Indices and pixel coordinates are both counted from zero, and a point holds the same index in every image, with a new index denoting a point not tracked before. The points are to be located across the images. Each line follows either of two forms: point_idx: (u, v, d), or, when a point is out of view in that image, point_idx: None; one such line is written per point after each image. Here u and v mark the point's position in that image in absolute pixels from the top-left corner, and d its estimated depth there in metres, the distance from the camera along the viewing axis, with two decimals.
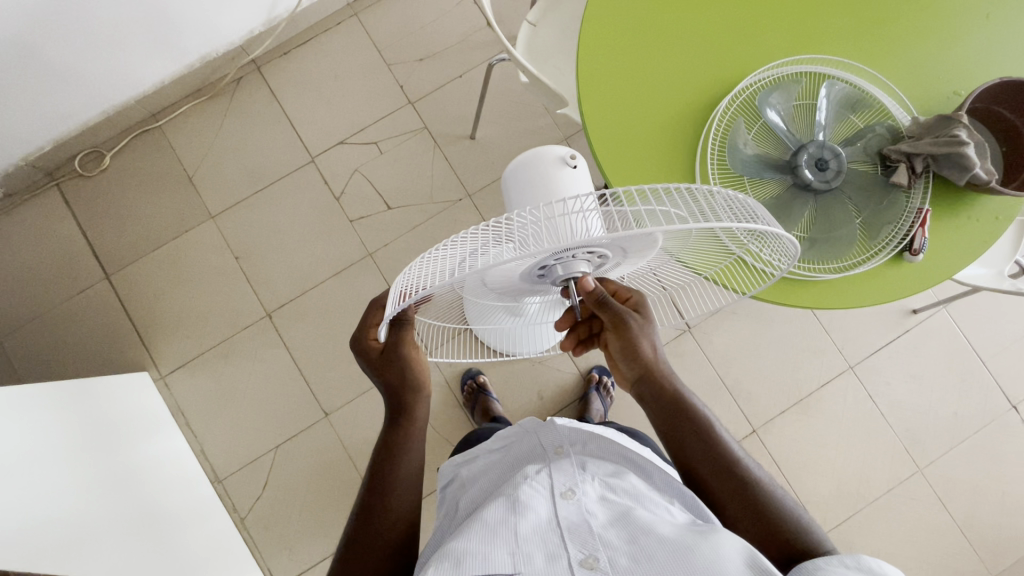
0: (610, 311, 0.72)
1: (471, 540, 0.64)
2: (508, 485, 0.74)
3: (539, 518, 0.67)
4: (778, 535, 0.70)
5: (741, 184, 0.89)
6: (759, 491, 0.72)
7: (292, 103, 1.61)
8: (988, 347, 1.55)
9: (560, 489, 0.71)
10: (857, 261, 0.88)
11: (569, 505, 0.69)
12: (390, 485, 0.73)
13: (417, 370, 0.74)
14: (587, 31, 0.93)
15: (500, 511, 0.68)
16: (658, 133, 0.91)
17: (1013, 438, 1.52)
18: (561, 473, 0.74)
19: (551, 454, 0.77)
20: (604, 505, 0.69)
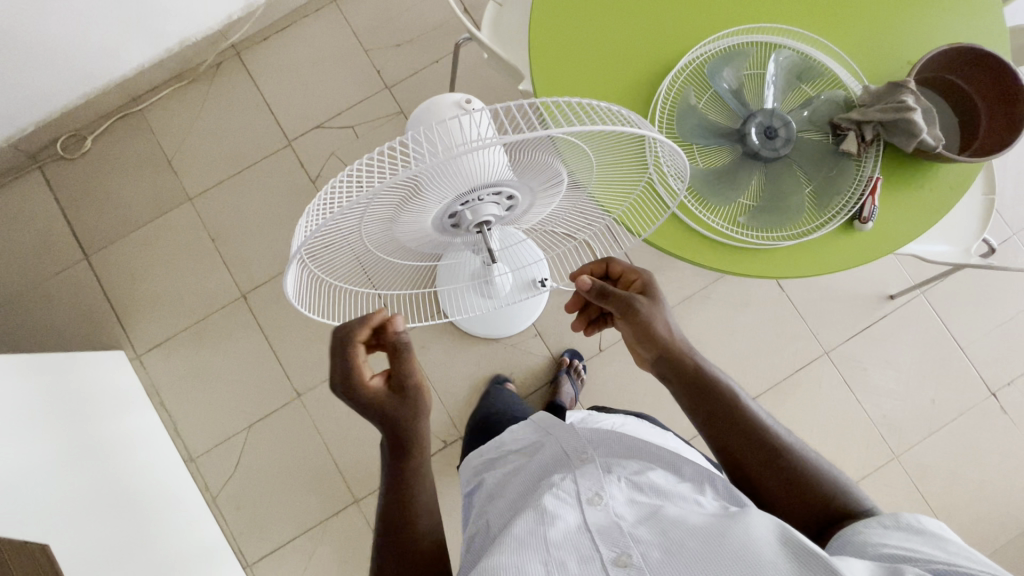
0: (614, 301, 0.79)
1: (501, 553, 0.61)
2: (533, 495, 0.72)
3: (567, 524, 0.65)
4: (816, 502, 0.69)
5: (692, 153, 0.89)
6: (793, 459, 0.71)
7: (271, 87, 1.63)
8: (966, 333, 1.53)
9: (586, 495, 0.69)
10: (810, 229, 0.88)
11: (597, 510, 0.67)
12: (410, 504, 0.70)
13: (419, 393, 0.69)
14: (538, 2, 0.93)
15: (528, 519, 0.67)
16: (608, 102, 0.91)
17: (992, 426, 1.50)
18: (586, 478, 0.72)
19: (575, 461, 0.75)
20: (632, 508, 0.68)
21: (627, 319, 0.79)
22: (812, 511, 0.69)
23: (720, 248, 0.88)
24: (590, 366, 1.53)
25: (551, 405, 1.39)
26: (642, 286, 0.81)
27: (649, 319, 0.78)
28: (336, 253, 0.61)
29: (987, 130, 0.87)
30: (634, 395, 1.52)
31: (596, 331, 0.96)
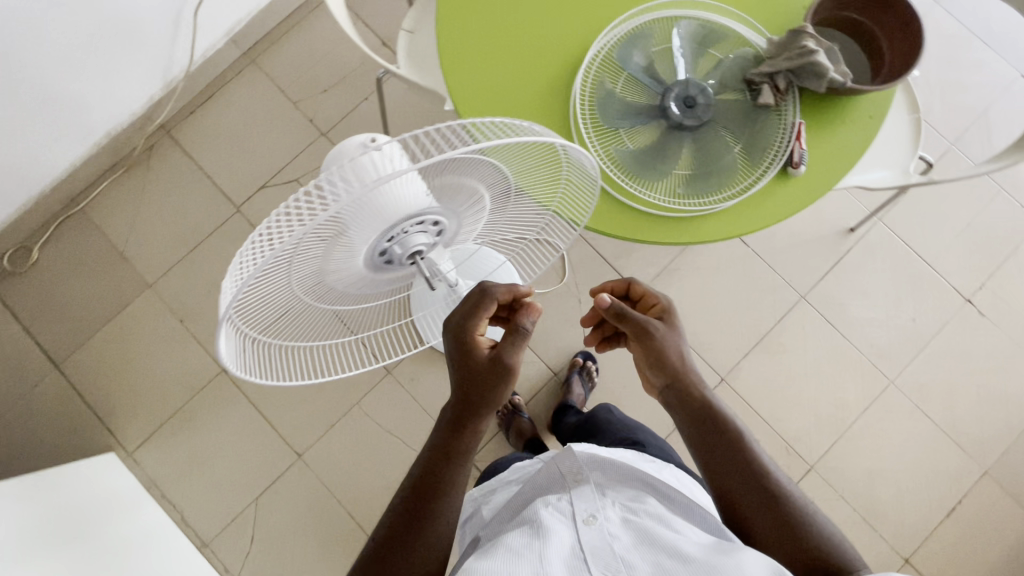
0: (629, 322, 0.80)
1: (495, 565, 0.66)
2: (527, 511, 0.77)
3: (563, 543, 0.70)
4: (811, 555, 0.69)
5: (620, 137, 0.91)
6: (791, 507, 0.71)
7: (208, 158, 1.62)
8: (930, 248, 1.57)
9: (581, 516, 0.74)
10: (749, 184, 0.90)
11: (593, 531, 0.72)
12: (435, 503, 0.71)
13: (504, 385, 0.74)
14: (442, 22, 0.95)
15: (523, 536, 0.71)
16: (530, 105, 0.92)
17: (974, 332, 1.53)
18: (583, 499, 0.76)
19: (571, 481, 0.80)
20: (626, 529, 0.72)
21: (641, 342, 0.80)
22: (803, 561, 0.69)
23: (666, 222, 0.90)
24: (580, 362, 1.54)
25: (563, 407, 1.41)
26: (660, 311, 0.84)
27: (661, 343, 0.79)
28: (273, 308, 0.60)
29: (890, 55, 0.90)
30: (629, 381, 1.53)
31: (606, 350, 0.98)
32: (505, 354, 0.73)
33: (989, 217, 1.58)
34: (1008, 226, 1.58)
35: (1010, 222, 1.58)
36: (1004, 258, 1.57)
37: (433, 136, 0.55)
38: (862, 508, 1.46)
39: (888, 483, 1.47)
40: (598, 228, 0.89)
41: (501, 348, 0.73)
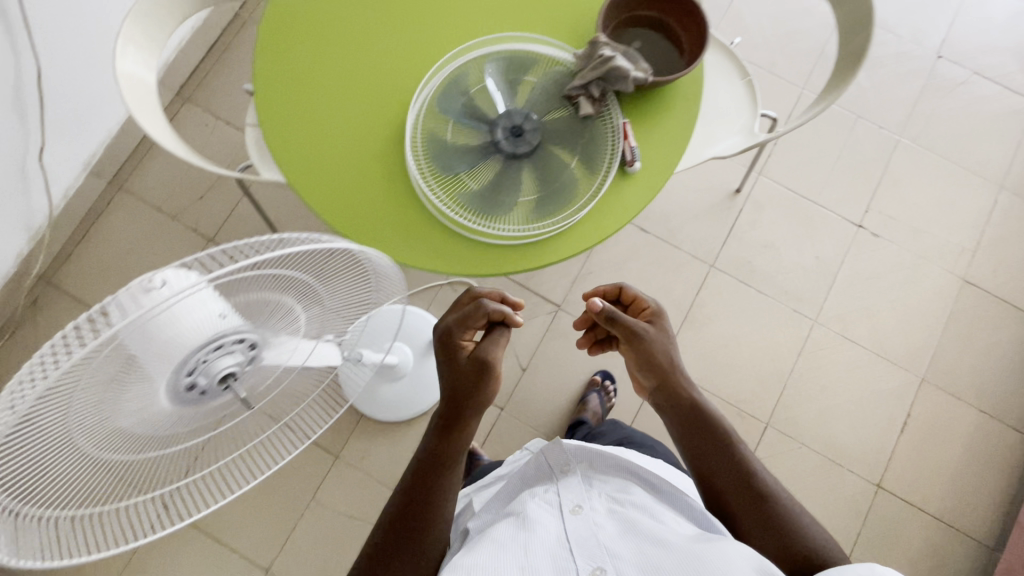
0: (619, 325, 0.86)
1: (483, 552, 0.70)
2: (517, 503, 0.82)
3: (550, 530, 0.75)
4: (798, 556, 0.71)
5: (464, 180, 0.92)
6: (776, 506, 0.74)
7: (98, 296, 1.57)
8: (812, 187, 1.65)
9: (568, 507, 0.79)
10: (595, 190, 0.92)
11: (578, 518, 0.76)
12: (428, 499, 0.76)
13: (489, 389, 0.82)
14: (263, 117, 0.95)
15: (512, 525, 0.76)
16: (369, 173, 0.93)
17: (874, 252, 1.61)
18: (569, 491, 0.81)
19: (558, 474, 0.85)
20: (610, 518, 0.77)
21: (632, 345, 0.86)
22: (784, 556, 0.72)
23: (528, 248, 0.92)
24: (522, 389, 1.53)
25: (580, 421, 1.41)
26: (650, 315, 0.90)
27: (648, 347, 0.85)
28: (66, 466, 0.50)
29: (688, 40, 0.95)
30: (574, 394, 1.53)
31: (596, 351, 1.04)
32: (488, 352, 0.82)
33: (856, 143, 1.68)
34: (875, 147, 1.67)
35: (876, 142, 1.68)
36: (881, 177, 1.66)
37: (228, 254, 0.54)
38: (824, 448, 1.50)
39: (840, 416, 1.52)
40: (465, 270, 0.91)
41: (483, 346, 0.83)
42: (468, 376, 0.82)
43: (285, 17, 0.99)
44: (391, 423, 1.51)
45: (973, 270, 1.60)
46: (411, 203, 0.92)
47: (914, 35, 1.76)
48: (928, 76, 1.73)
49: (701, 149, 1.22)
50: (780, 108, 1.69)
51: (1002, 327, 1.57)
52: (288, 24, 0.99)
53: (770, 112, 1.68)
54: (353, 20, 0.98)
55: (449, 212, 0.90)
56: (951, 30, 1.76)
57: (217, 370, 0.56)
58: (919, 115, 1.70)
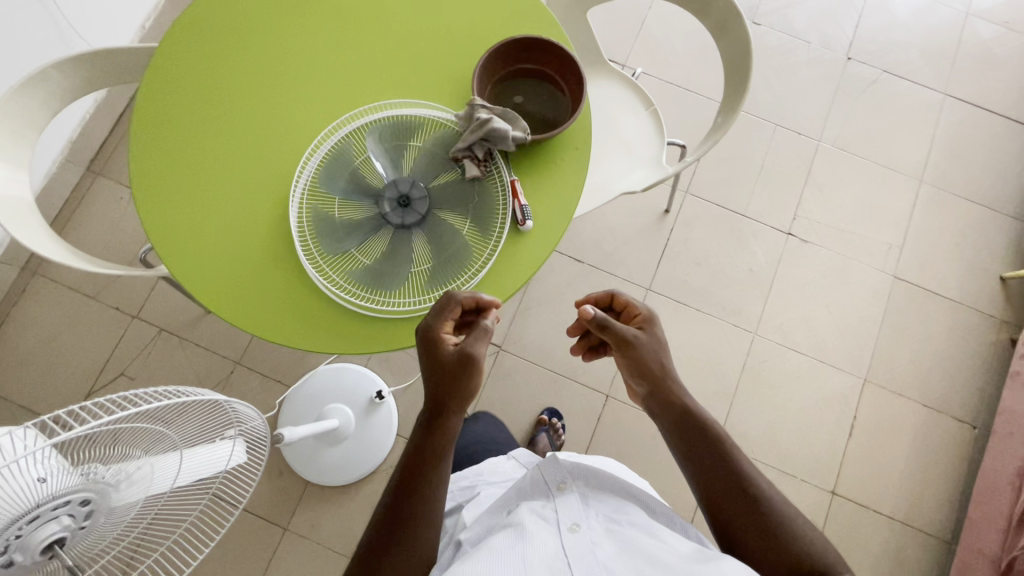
0: (610, 332, 0.82)
1: (479, 564, 0.69)
2: (513, 514, 0.80)
3: (548, 543, 0.73)
4: (792, 559, 0.68)
5: (355, 256, 0.89)
6: (769, 509, 0.72)
7: (20, 389, 1.49)
8: (739, 200, 1.66)
9: (566, 523, 0.77)
10: (491, 252, 0.91)
11: (576, 536, 0.75)
12: (421, 497, 0.75)
13: (472, 383, 0.78)
14: (143, 210, 0.91)
15: (510, 535, 0.75)
16: (259, 258, 0.90)
17: (805, 259, 1.62)
18: (567, 507, 0.81)
19: (555, 490, 0.85)
20: (607, 537, 0.76)
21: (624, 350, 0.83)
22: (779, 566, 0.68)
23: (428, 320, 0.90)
24: None
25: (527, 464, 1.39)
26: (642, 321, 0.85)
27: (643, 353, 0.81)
28: None
29: (569, 90, 0.94)
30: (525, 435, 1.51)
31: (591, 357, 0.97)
32: (470, 344, 0.77)
33: (778, 152, 1.70)
34: (796, 154, 1.69)
35: (797, 149, 1.70)
36: (805, 183, 1.67)
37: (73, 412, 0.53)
38: (777, 461, 1.50)
39: (788, 426, 1.52)
40: (365, 351, 0.88)
41: (467, 340, 0.78)
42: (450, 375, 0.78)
43: (159, 102, 0.95)
44: (340, 487, 1.46)
45: (903, 266, 1.62)
46: (302, 286, 0.89)
47: (822, 40, 1.79)
48: (840, 79, 1.76)
49: (611, 185, 1.20)
50: (700, 124, 1.70)
51: (936, 319, 1.59)
52: (162, 108, 0.95)
53: (691, 129, 1.69)
54: (231, 98, 0.95)
55: (341, 294, 0.87)
56: (857, 32, 1.80)
57: (37, 541, 0.52)
58: (835, 118, 1.73)
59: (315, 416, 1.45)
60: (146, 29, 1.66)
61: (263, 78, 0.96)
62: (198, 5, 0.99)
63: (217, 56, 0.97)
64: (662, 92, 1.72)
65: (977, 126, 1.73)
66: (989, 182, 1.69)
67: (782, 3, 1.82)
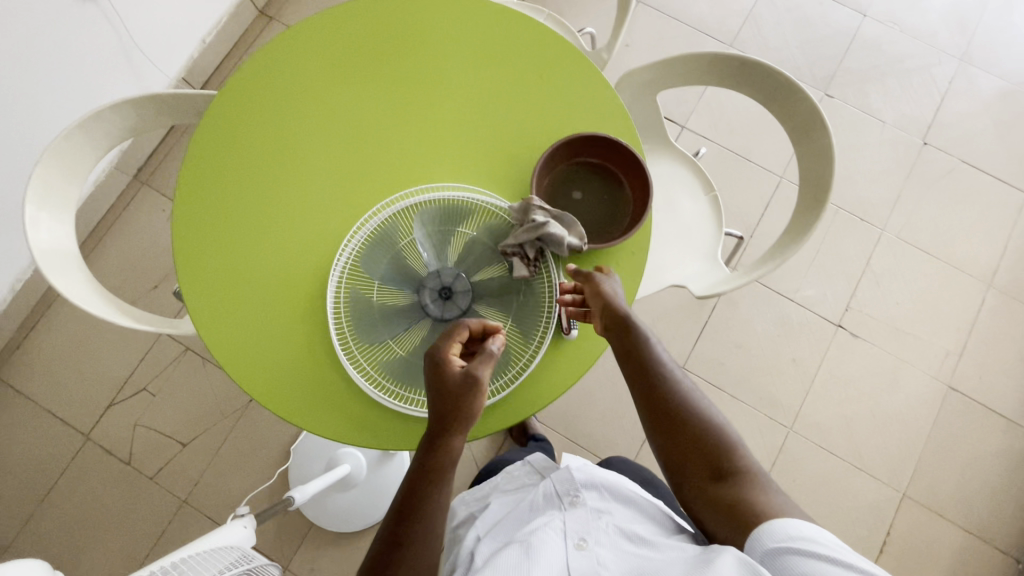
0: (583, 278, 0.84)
1: None
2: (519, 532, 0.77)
3: (552, 564, 0.71)
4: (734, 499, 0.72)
5: (390, 346, 0.85)
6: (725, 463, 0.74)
7: (45, 392, 1.50)
8: (790, 284, 1.57)
9: (574, 541, 0.75)
10: (529, 359, 0.87)
11: (583, 556, 0.73)
12: (419, 520, 0.71)
13: (473, 406, 0.74)
14: (180, 267, 0.89)
15: (516, 553, 0.72)
16: (292, 333, 0.88)
17: (853, 356, 1.53)
18: (577, 521, 0.78)
19: (567, 503, 0.81)
20: (617, 557, 0.73)
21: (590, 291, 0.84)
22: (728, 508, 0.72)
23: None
24: None
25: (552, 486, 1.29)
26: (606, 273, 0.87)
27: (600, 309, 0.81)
28: None
29: (633, 196, 0.88)
30: None
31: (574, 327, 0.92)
32: (477, 367, 0.74)
33: (837, 236, 1.60)
34: (856, 241, 1.60)
35: (857, 237, 1.60)
36: (862, 273, 1.58)
37: None
38: None
39: None
40: (391, 447, 0.87)
41: (473, 363, 0.74)
42: (450, 397, 0.73)
43: (208, 153, 0.92)
44: (343, 534, 1.43)
45: (958, 375, 1.52)
46: (335, 371, 0.88)
47: (898, 122, 1.69)
48: (913, 165, 1.66)
49: (661, 273, 1.15)
50: (758, 198, 1.62)
51: (988, 438, 1.49)
52: (211, 161, 0.92)
53: (747, 202, 1.61)
54: (282, 159, 0.93)
55: (371, 387, 0.84)
56: (936, 118, 1.70)
57: None
58: (903, 207, 1.63)
59: (327, 460, 1.43)
60: (207, 44, 1.65)
61: (318, 141, 0.93)
62: (261, 54, 0.96)
63: (272, 113, 0.94)
64: (721, 159, 1.64)
65: None
66: None
67: (858, 79, 1.73)
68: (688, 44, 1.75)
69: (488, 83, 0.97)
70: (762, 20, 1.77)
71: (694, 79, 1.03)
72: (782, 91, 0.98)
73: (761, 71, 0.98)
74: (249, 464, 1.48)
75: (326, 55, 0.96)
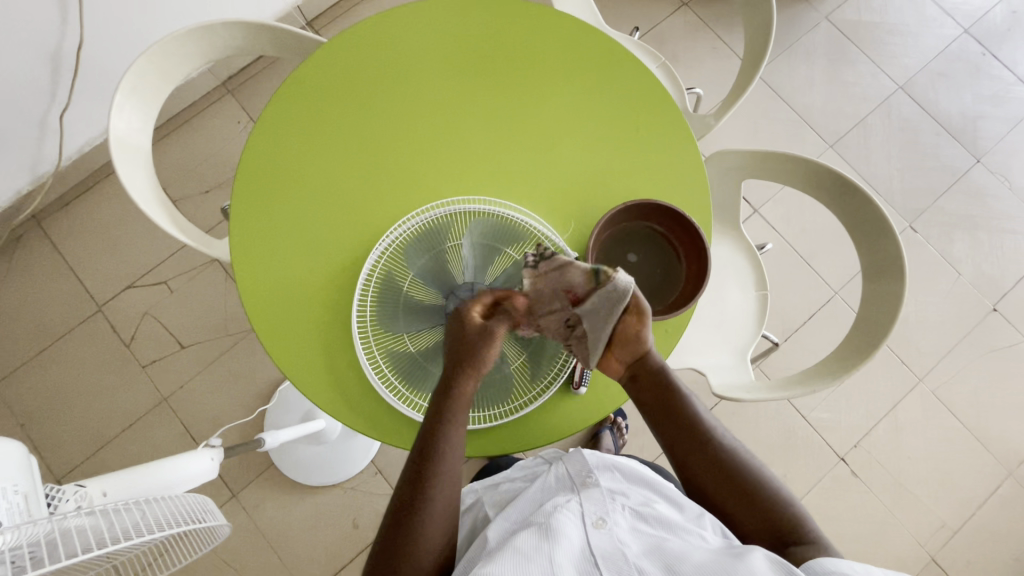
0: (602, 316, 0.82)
1: (507, 564, 0.67)
2: (537, 512, 0.79)
3: (574, 542, 0.72)
4: (769, 517, 0.77)
5: (403, 340, 0.85)
6: (751, 484, 0.79)
7: (76, 254, 1.56)
8: (807, 401, 1.52)
9: (591, 519, 0.77)
10: (528, 399, 0.86)
11: (602, 534, 0.74)
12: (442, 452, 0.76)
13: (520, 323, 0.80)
14: (237, 193, 0.90)
15: (537, 533, 0.73)
16: (318, 293, 0.89)
17: (846, 493, 1.48)
18: (592, 502, 0.79)
19: (580, 484, 0.82)
20: (635, 535, 0.75)
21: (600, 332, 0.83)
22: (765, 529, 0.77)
23: None
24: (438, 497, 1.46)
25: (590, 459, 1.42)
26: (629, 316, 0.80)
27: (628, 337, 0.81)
28: None
29: (688, 274, 0.86)
30: None
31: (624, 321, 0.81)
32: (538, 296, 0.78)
33: (872, 371, 1.55)
34: (890, 382, 1.54)
35: (892, 378, 1.54)
36: (884, 415, 1.52)
37: (79, 530, 0.51)
38: None
39: None
40: (373, 434, 0.88)
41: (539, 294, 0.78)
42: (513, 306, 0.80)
43: (297, 98, 0.93)
44: (296, 484, 1.45)
45: (945, 551, 1.46)
46: (344, 342, 0.89)
47: (974, 278, 1.62)
48: (974, 327, 1.58)
49: (686, 352, 1.12)
50: (805, 305, 1.57)
51: None
52: (298, 108, 0.93)
53: (792, 306, 1.56)
54: (364, 125, 0.93)
55: (374, 376, 0.84)
56: (1014, 287, 1.62)
57: None
58: (948, 365, 1.56)
59: (303, 413, 1.45)
60: None
61: (404, 119, 0.94)
62: (374, 20, 0.97)
63: (369, 81, 0.95)
64: (781, 255, 1.59)
65: None
66: None
67: (949, 222, 1.66)
68: (789, 132, 1.70)
69: (582, 119, 0.96)
70: (872, 131, 1.71)
71: (785, 179, 1.01)
72: (868, 223, 0.95)
73: (856, 197, 0.95)
74: (234, 387, 1.51)
75: (436, 39, 0.97)
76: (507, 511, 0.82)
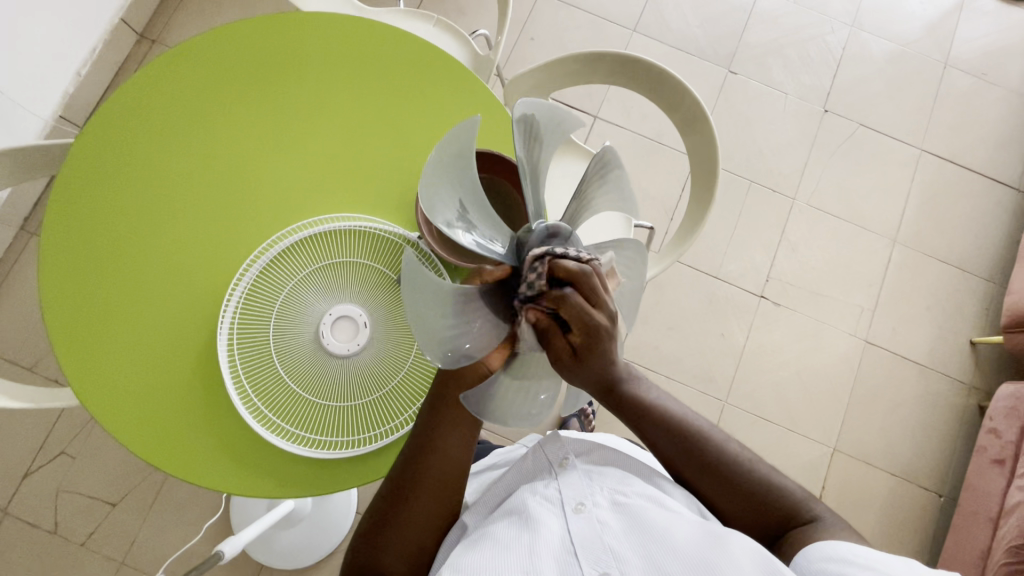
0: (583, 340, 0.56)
1: (484, 559, 0.69)
2: (517, 499, 0.80)
3: (554, 532, 0.74)
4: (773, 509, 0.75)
5: (288, 385, 0.82)
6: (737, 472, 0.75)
7: None
8: (712, 262, 1.61)
9: (571, 505, 0.78)
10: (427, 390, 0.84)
11: (582, 520, 0.75)
12: (434, 448, 0.74)
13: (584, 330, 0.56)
14: (50, 312, 0.83)
15: (516, 526, 0.74)
16: (185, 385, 0.84)
17: (778, 323, 1.59)
18: (571, 487, 0.80)
19: (559, 469, 0.83)
20: (615, 515, 0.76)
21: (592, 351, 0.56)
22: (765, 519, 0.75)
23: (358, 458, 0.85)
24: None
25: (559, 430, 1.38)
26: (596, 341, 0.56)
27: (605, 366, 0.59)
28: None
29: None
30: None
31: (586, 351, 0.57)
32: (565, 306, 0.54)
33: (753, 211, 1.65)
34: (772, 213, 1.65)
35: (772, 210, 1.66)
36: (779, 243, 1.64)
37: None
38: None
39: None
40: (300, 493, 0.84)
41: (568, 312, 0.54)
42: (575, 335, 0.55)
43: (79, 189, 0.87)
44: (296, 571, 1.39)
45: (874, 331, 1.61)
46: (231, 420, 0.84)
47: (799, 92, 1.75)
48: (817, 133, 1.72)
49: None
50: (675, 181, 1.64)
51: (907, 386, 1.58)
52: (83, 199, 0.87)
53: (665, 185, 1.64)
54: (164, 199, 0.87)
55: (272, 435, 0.80)
56: (834, 85, 1.76)
57: None
58: (810, 176, 1.69)
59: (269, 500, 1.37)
60: (82, 77, 1.54)
61: (201, 172, 0.89)
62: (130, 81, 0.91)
63: (146, 146, 0.88)
64: (635, 146, 1.65)
65: (947, 187, 1.72)
66: (962, 243, 1.69)
67: (759, 53, 1.77)
68: (592, 33, 1.74)
69: (371, 106, 0.93)
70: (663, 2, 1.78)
71: (583, 78, 1.03)
72: (668, 88, 0.99)
73: (646, 67, 0.98)
74: (188, 513, 1.42)
75: (201, 79, 0.91)
76: (486, 499, 0.85)
